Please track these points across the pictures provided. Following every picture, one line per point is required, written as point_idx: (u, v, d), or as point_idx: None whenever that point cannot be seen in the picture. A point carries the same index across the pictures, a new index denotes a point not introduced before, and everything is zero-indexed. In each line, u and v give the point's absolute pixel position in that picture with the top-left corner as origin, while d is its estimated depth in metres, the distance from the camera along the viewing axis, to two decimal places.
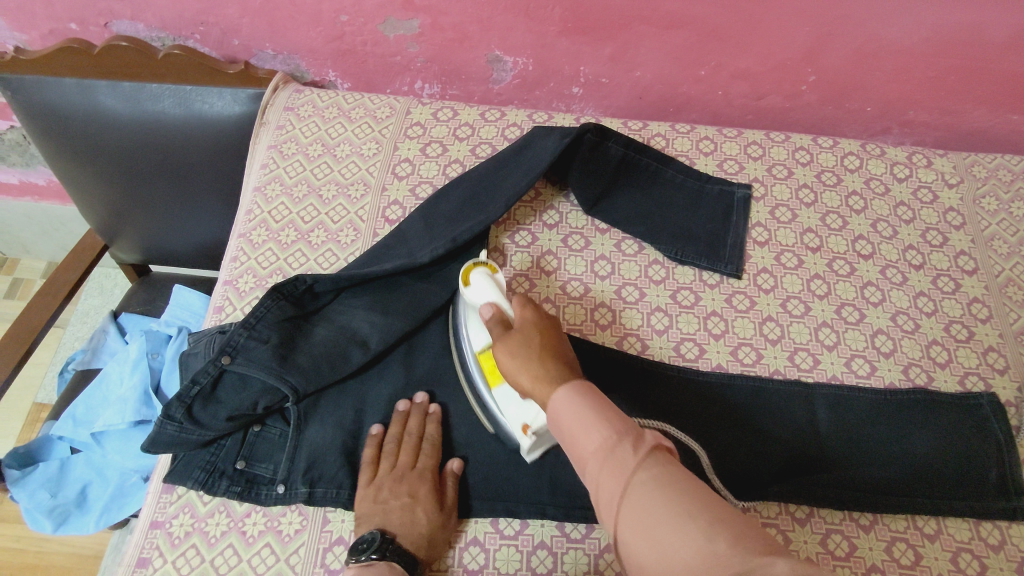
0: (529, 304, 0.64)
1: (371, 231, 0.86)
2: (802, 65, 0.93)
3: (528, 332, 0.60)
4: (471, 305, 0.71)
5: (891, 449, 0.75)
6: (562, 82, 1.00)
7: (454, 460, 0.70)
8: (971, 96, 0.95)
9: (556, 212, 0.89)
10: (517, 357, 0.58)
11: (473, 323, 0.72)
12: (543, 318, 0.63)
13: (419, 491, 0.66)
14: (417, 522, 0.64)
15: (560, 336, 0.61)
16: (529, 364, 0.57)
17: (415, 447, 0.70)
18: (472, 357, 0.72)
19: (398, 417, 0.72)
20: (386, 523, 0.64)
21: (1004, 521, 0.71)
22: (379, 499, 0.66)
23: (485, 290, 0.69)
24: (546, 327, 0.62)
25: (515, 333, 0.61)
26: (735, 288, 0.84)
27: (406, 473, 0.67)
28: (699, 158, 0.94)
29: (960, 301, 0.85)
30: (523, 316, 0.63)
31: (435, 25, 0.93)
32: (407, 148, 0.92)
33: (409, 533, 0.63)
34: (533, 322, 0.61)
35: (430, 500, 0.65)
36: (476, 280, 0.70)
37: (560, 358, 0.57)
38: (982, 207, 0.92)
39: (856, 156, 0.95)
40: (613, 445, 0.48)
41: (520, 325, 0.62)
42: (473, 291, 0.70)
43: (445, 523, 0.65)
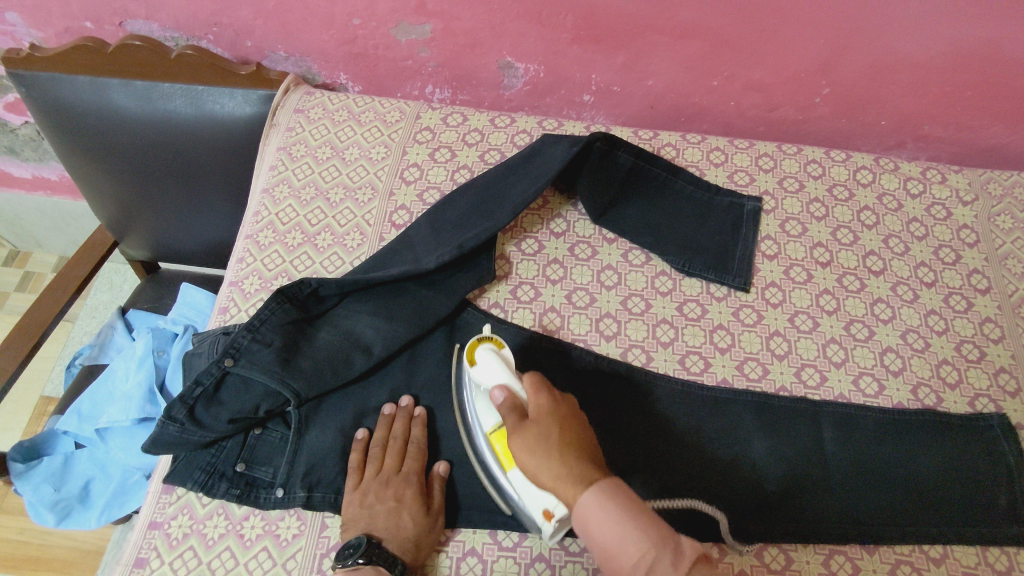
0: (542, 386, 0.60)
1: (377, 235, 0.85)
2: (816, 77, 0.92)
3: (545, 424, 0.57)
4: (479, 383, 0.67)
5: (897, 471, 0.74)
6: (573, 89, 1.00)
7: (439, 463, 0.71)
8: (988, 112, 0.94)
9: (563, 220, 0.88)
10: (535, 454, 0.55)
11: (481, 401, 0.68)
12: (558, 405, 0.59)
13: (405, 496, 0.66)
14: (402, 527, 0.64)
15: (578, 423, 0.58)
16: (549, 464, 0.54)
17: (400, 450, 0.70)
18: (483, 436, 0.67)
19: (383, 420, 0.72)
20: (372, 528, 0.64)
21: (1012, 547, 0.70)
22: (366, 503, 0.66)
23: (494, 370, 0.65)
24: (563, 414, 0.58)
25: (530, 425, 0.57)
26: (743, 301, 0.83)
27: (392, 477, 0.68)
28: (709, 169, 0.93)
29: (972, 320, 0.83)
30: (537, 403, 0.59)
31: (447, 31, 0.93)
32: (416, 153, 0.92)
33: (395, 538, 0.63)
34: (549, 411, 0.58)
35: (416, 505, 0.66)
36: (483, 357, 0.66)
37: (580, 453, 0.55)
38: (996, 225, 0.90)
39: (869, 170, 0.94)
40: (653, 560, 0.49)
41: (535, 413, 0.58)
42: (481, 370, 0.66)
43: (432, 527, 0.66)
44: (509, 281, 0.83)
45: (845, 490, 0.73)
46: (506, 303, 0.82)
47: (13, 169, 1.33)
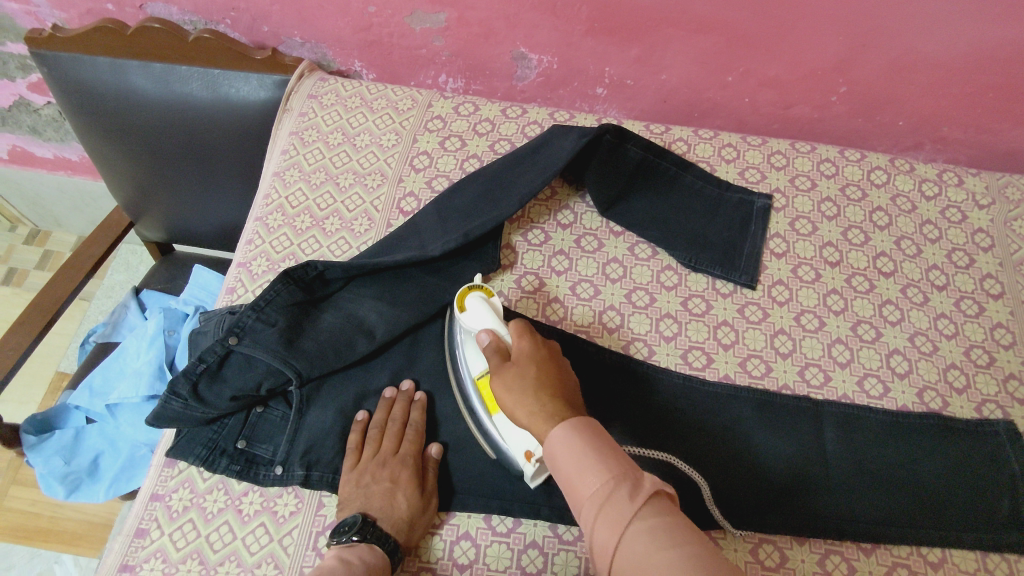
0: (526, 332, 0.63)
1: (385, 221, 0.86)
2: (832, 75, 0.91)
3: (524, 366, 0.59)
4: (467, 330, 0.70)
5: (899, 473, 0.73)
6: (586, 81, 0.99)
7: (435, 446, 0.71)
8: (1010, 115, 0.92)
9: (571, 212, 0.88)
10: (513, 392, 0.58)
11: (470, 348, 0.70)
12: (540, 349, 0.62)
13: (400, 477, 0.66)
14: (397, 507, 0.64)
15: (557, 367, 0.61)
16: (525, 402, 0.57)
17: (398, 433, 0.70)
18: (469, 381, 0.70)
19: (383, 403, 0.73)
20: (366, 507, 0.65)
21: (1014, 555, 0.69)
22: (362, 483, 0.67)
23: (482, 316, 0.68)
24: (542, 357, 0.61)
25: (511, 366, 0.60)
26: (749, 298, 0.83)
27: (388, 458, 0.68)
28: (720, 165, 0.92)
29: (983, 325, 0.82)
30: (519, 345, 0.62)
31: (461, 20, 0.93)
32: (426, 141, 0.92)
33: (389, 517, 0.64)
34: (529, 353, 0.61)
35: (411, 486, 0.66)
36: (472, 305, 0.69)
37: (556, 392, 0.57)
38: (1013, 229, 0.89)
39: (883, 170, 0.93)
40: (609, 492, 0.48)
41: (517, 355, 0.61)
42: (469, 317, 0.68)
43: (426, 508, 0.66)
44: (514, 270, 0.84)
45: (845, 490, 0.72)
46: (510, 292, 0.82)
47: (36, 149, 1.36)
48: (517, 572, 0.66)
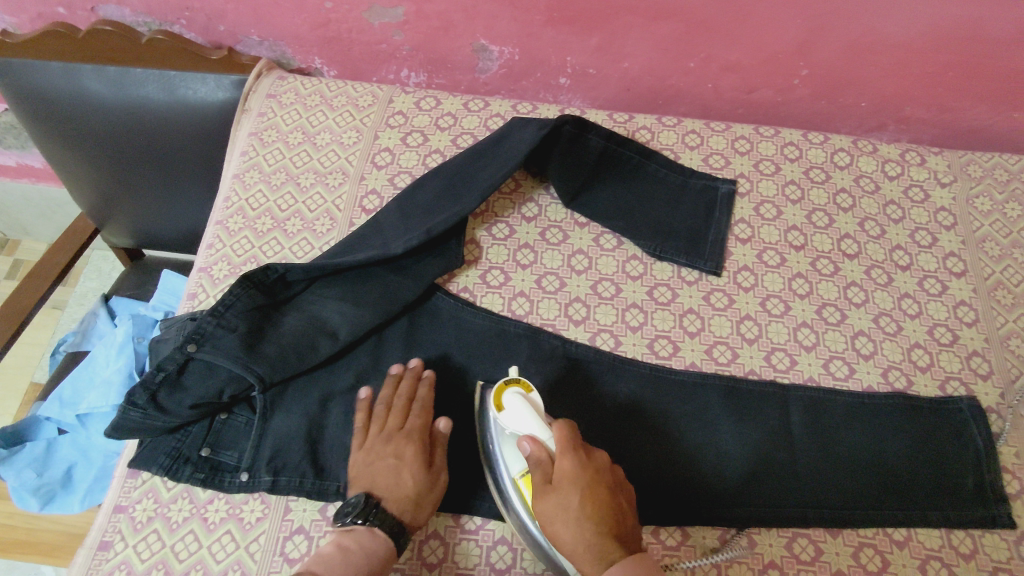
0: (568, 449, 0.60)
1: (347, 220, 0.85)
2: (794, 58, 0.91)
3: (565, 494, 0.58)
4: (507, 429, 0.65)
5: (864, 455, 0.74)
6: (549, 71, 0.98)
7: (443, 421, 0.70)
8: (970, 93, 0.92)
9: (535, 204, 0.87)
10: (557, 524, 0.58)
11: (508, 447, 0.65)
12: (582, 470, 0.59)
13: (405, 453, 0.66)
14: (402, 484, 0.64)
15: (603, 490, 0.59)
16: (573, 534, 0.57)
17: (404, 409, 0.69)
18: (508, 482, 0.65)
19: (390, 380, 0.72)
20: (371, 484, 0.64)
21: (978, 530, 0.70)
22: (368, 461, 0.66)
23: (524, 418, 0.63)
24: (588, 479, 0.59)
25: (553, 490, 0.59)
26: (714, 285, 0.83)
27: (393, 435, 0.68)
28: (684, 152, 0.92)
29: (946, 304, 0.83)
30: (562, 465, 0.59)
31: (419, 13, 0.92)
32: (388, 137, 0.91)
33: (394, 496, 0.63)
34: (574, 477, 0.58)
35: (416, 463, 0.66)
36: (510, 404, 0.64)
37: (604, 524, 0.57)
38: (975, 207, 0.89)
39: (846, 152, 0.93)
40: None
41: (559, 477, 0.59)
42: (507, 418, 0.63)
43: (434, 483, 0.66)
44: (479, 266, 0.83)
45: (811, 472, 0.73)
46: (475, 288, 0.82)
47: None
48: (486, 568, 0.67)
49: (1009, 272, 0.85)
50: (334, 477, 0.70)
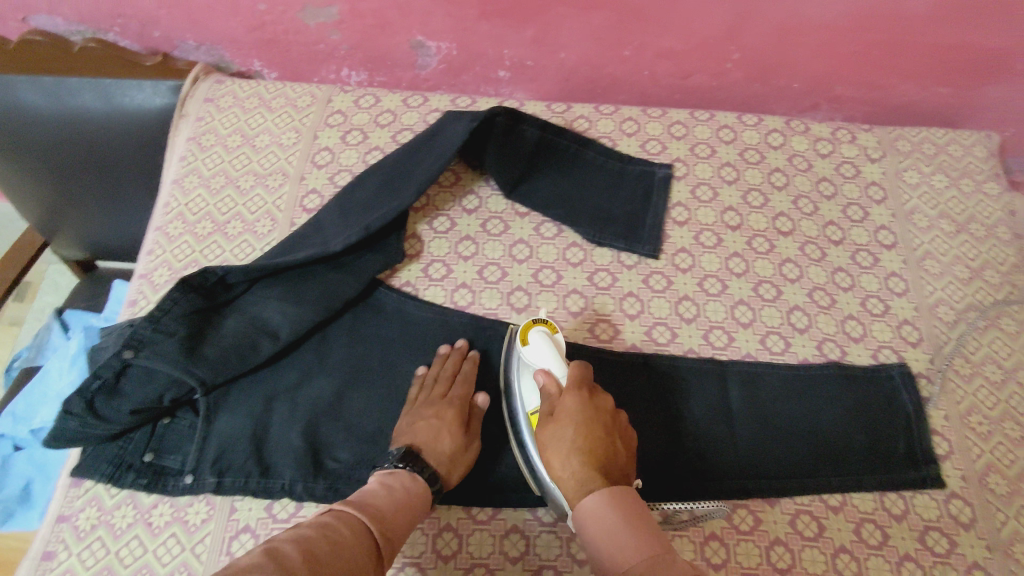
0: (575, 388, 0.64)
1: (288, 220, 0.86)
2: (725, 43, 0.92)
3: (563, 422, 0.62)
4: (528, 365, 0.70)
5: (799, 425, 0.76)
6: (487, 65, 0.99)
7: (483, 396, 0.74)
8: (897, 71, 0.94)
9: (476, 197, 0.88)
10: (551, 449, 0.61)
11: (525, 383, 0.70)
12: (584, 406, 0.63)
13: (445, 414, 0.70)
14: (442, 444, 0.67)
15: (601, 425, 0.62)
16: (562, 462, 0.59)
17: (449, 381, 0.74)
18: (521, 417, 0.70)
19: (438, 358, 0.76)
20: (411, 438, 0.68)
21: (910, 491, 0.72)
22: (411, 422, 0.70)
23: (545, 353, 0.69)
24: (588, 415, 0.62)
25: (554, 420, 0.63)
26: (653, 268, 0.84)
27: (435, 400, 0.72)
28: (622, 139, 0.93)
29: (878, 275, 0.85)
30: (566, 401, 0.63)
31: (354, 12, 0.92)
32: (327, 137, 0.92)
33: (433, 451, 0.67)
34: (573, 410, 0.62)
35: (454, 426, 0.69)
36: (534, 341, 0.70)
37: (592, 456, 0.59)
38: (904, 180, 0.92)
39: (780, 133, 0.95)
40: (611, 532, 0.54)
41: (561, 411, 0.63)
42: (529, 353, 0.69)
43: (467, 448, 0.70)
44: (421, 260, 0.84)
45: (750, 445, 0.75)
46: (418, 281, 0.82)
47: None
48: (432, 556, 0.68)
49: (937, 242, 0.87)
50: (280, 475, 0.70)
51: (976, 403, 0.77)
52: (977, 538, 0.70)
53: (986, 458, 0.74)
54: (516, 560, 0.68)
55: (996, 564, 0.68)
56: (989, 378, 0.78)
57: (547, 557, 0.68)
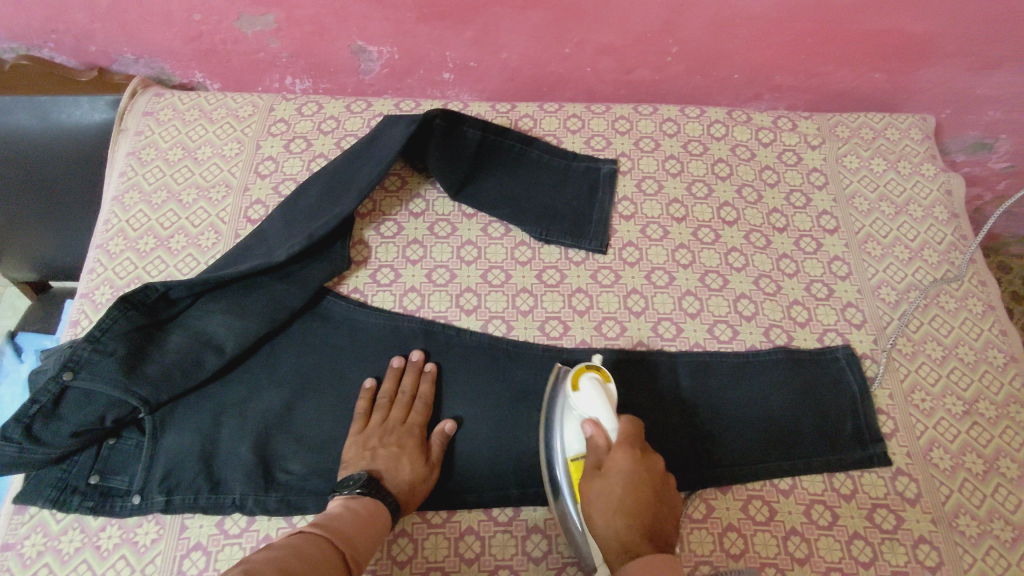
0: (625, 446, 0.63)
1: (232, 232, 0.85)
2: (663, 37, 0.92)
3: (610, 483, 0.61)
4: (575, 411, 0.69)
5: (750, 412, 0.77)
6: (430, 68, 0.99)
7: (449, 423, 0.73)
8: (832, 58, 0.95)
9: (422, 200, 0.88)
10: (596, 508, 0.60)
11: (570, 427, 0.69)
12: (634, 467, 0.61)
13: (407, 444, 0.70)
14: (401, 470, 0.67)
15: (650, 489, 0.60)
16: (605, 521, 0.59)
17: (407, 404, 0.73)
18: (560, 459, 0.69)
19: (393, 372, 0.75)
20: (373, 465, 0.67)
21: (858, 470, 0.74)
22: (368, 446, 0.69)
23: (594, 403, 0.67)
24: (639, 477, 0.61)
25: (601, 477, 0.62)
26: (601, 263, 0.85)
27: (396, 427, 0.71)
28: (566, 136, 0.94)
29: (821, 260, 0.86)
30: (616, 457, 0.62)
31: (291, 19, 0.92)
32: (270, 146, 0.91)
33: (393, 478, 0.67)
34: (622, 469, 0.61)
35: (417, 455, 0.69)
36: (585, 388, 0.68)
37: (637, 520, 0.58)
38: (844, 165, 0.93)
39: (722, 123, 0.96)
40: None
41: (610, 467, 0.62)
42: (580, 400, 0.68)
43: (429, 474, 0.70)
44: (368, 266, 0.83)
45: (702, 434, 0.75)
46: (366, 287, 0.82)
47: None
48: (387, 561, 0.68)
49: (878, 224, 0.89)
50: (230, 490, 0.69)
51: (919, 380, 0.79)
52: (923, 513, 0.71)
53: (929, 434, 0.76)
54: (471, 562, 0.68)
55: (941, 537, 0.70)
56: (931, 355, 0.80)
57: (502, 557, 0.68)
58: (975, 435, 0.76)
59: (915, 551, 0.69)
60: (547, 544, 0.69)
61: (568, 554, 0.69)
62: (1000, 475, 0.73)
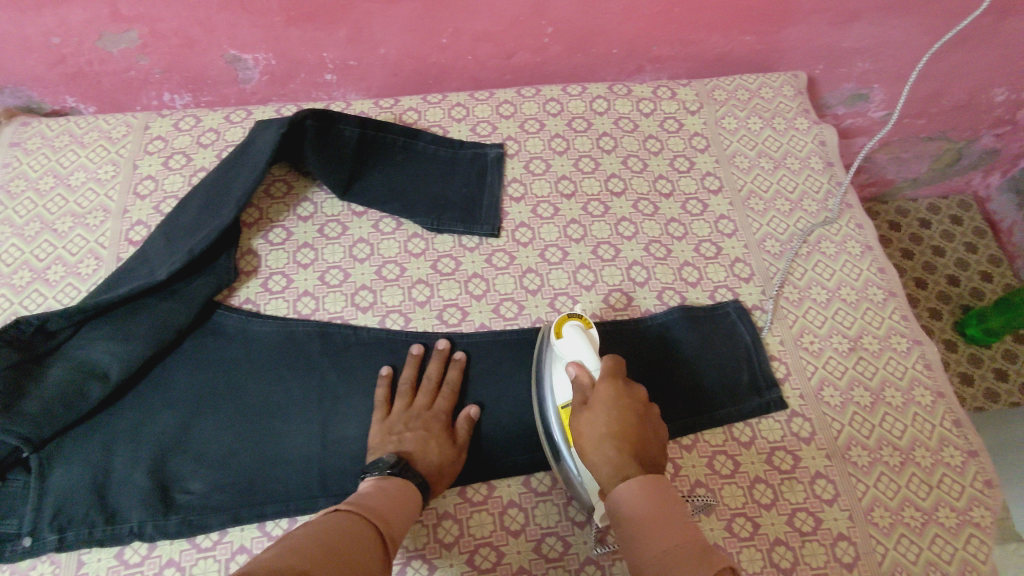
0: (608, 376, 0.63)
1: (114, 256, 0.82)
2: (535, 19, 0.93)
3: (598, 410, 0.60)
4: (560, 359, 0.70)
5: (653, 375, 0.78)
6: (311, 71, 0.98)
7: (471, 408, 0.73)
8: (702, 25, 0.98)
9: (310, 203, 0.87)
10: (585, 438, 0.60)
11: (557, 376, 0.70)
12: (619, 395, 0.61)
13: (434, 427, 0.71)
14: (429, 451, 0.68)
15: (635, 416, 0.60)
16: (595, 449, 0.58)
17: (433, 390, 0.74)
18: (552, 410, 0.70)
19: (413, 360, 0.76)
20: (401, 448, 0.68)
21: (757, 416, 0.76)
22: (394, 431, 0.70)
23: (577, 345, 0.67)
24: (623, 404, 0.61)
25: (588, 409, 0.61)
26: (495, 246, 0.85)
27: (422, 411, 0.72)
28: (452, 125, 0.94)
29: (708, 220, 0.89)
30: (600, 389, 0.62)
31: (155, 33, 0.89)
32: (148, 165, 0.88)
33: (421, 460, 0.67)
34: (606, 399, 0.61)
35: (444, 439, 0.70)
36: (568, 334, 0.69)
37: (626, 444, 0.57)
38: (723, 127, 0.96)
39: (604, 98, 0.97)
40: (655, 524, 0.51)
41: (595, 399, 0.62)
42: (564, 345, 0.68)
43: (456, 457, 0.70)
44: (258, 275, 0.82)
45: None
46: (258, 297, 0.80)
47: None
48: None
49: (759, 180, 0.92)
50: (127, 519, 0.67)
51: (806, 324, 0.82)
52: (817, 450, 0.74)
53: (820, 374, 0.79)
54: None
55: (836, 470, 0.73)
56: (816, 300, 0.83)
57: (415, 547, 0.68)
58: (861, 369, 0.79)
59: (812, 486, 0.72)
60: (458, 528, 0.69)
61: (479, 535, 0.68)
62: (886, 404, 0.77)
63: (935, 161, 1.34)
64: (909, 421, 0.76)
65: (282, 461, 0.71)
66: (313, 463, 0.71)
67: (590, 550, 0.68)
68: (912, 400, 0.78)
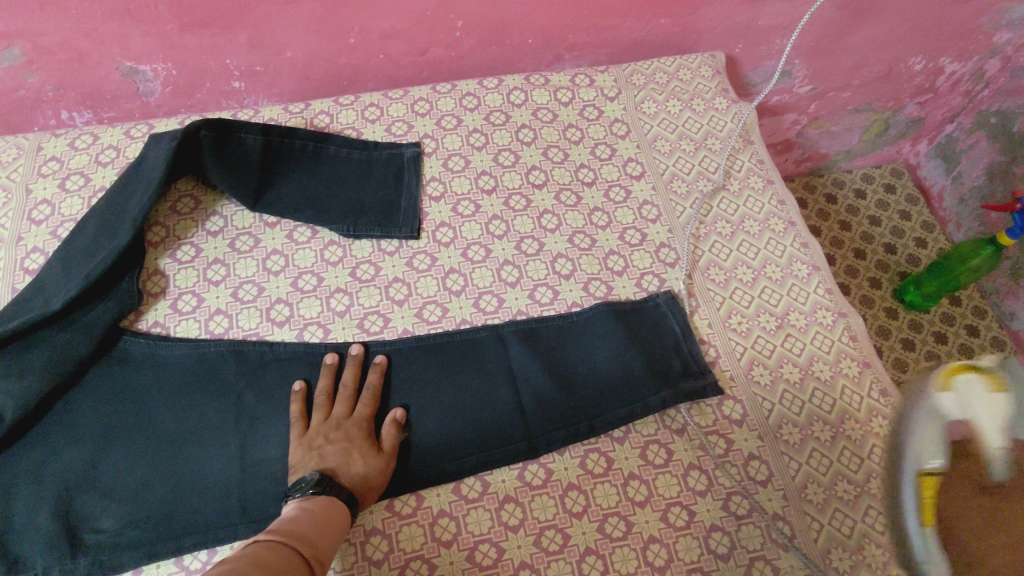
0: None
1: (9, 288, 0.78)
2: (444, 13, 0.91)
3: None
4: None
5: (581, 369, 0.76)
6: (216, 79, 0.94)
7: (396, 412, 0.71)
8: (615, 10, 0.96)
9: (219, 217, 0.83)
10: None
11: None
12: None
13: (356, 438, 0.68)
14: (353, 464, 0.66)
15: None
16: None
17: (351, 398, 0.71)
18: None
19: (327, 369, 0.73)
20: (323, 464, 0.65)
21: (688, 403, 0.75)
22: (314, 446, 0.67)
23: None
24: None
25: None
26: (416, 248, 0.83)
27: (342, 422, 0.69)
28: (366, 127, 0.91)
29: (632, 207, 0.88)
30: None
31: (39, 49, 0.84)
32: (43, 188, 0.84)
33: (344, 475, 0.65)
34: None
35: (368, 449, 0.67)
36: None
37: None
38: (643, 112, 0.95)
39: (521, 90, 0.95)
40: None
41: None
42: None
43: (384, 466, 0.67)
44: (167, 296, 0.78)
45: (538, 402, 0.74)
46: (166, 319, 0.77)
47: None
48: None
49: (681, 163, 0.91)
50: (31, 565, 0.65)
51: (734, 305, 0.81)
52: (749, 431, 0.74)
53: (749, 354, 0.78)
54: None
55: (767, 450, 0.73)
56: (742, 280, 0.83)
57: (343, 567, 0.65)
58: (788, 346, 0.79)
59: (745, 468, 0.71)
60: (387, 544, 0.66)
61: (410, 549, 0.66)
62: (815, 378, 0.77)
63: (864, 132, 1.36)
64: (837, 394, 0.76)
65: (199, 488, 0.68)
66: (232, 488, 0.68)
67: (526, 554, 0.66)
68: (840, 372, 0.78)
